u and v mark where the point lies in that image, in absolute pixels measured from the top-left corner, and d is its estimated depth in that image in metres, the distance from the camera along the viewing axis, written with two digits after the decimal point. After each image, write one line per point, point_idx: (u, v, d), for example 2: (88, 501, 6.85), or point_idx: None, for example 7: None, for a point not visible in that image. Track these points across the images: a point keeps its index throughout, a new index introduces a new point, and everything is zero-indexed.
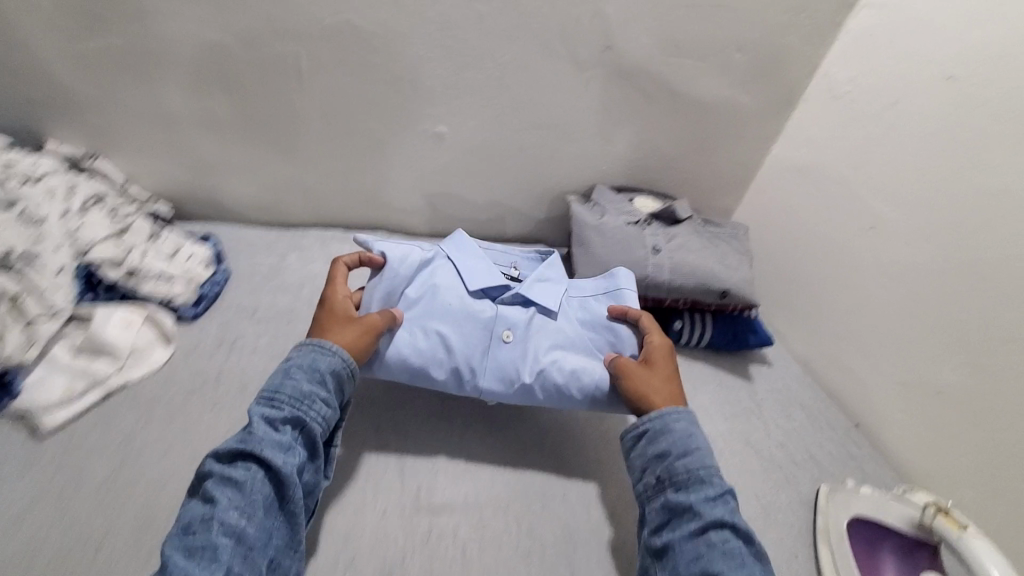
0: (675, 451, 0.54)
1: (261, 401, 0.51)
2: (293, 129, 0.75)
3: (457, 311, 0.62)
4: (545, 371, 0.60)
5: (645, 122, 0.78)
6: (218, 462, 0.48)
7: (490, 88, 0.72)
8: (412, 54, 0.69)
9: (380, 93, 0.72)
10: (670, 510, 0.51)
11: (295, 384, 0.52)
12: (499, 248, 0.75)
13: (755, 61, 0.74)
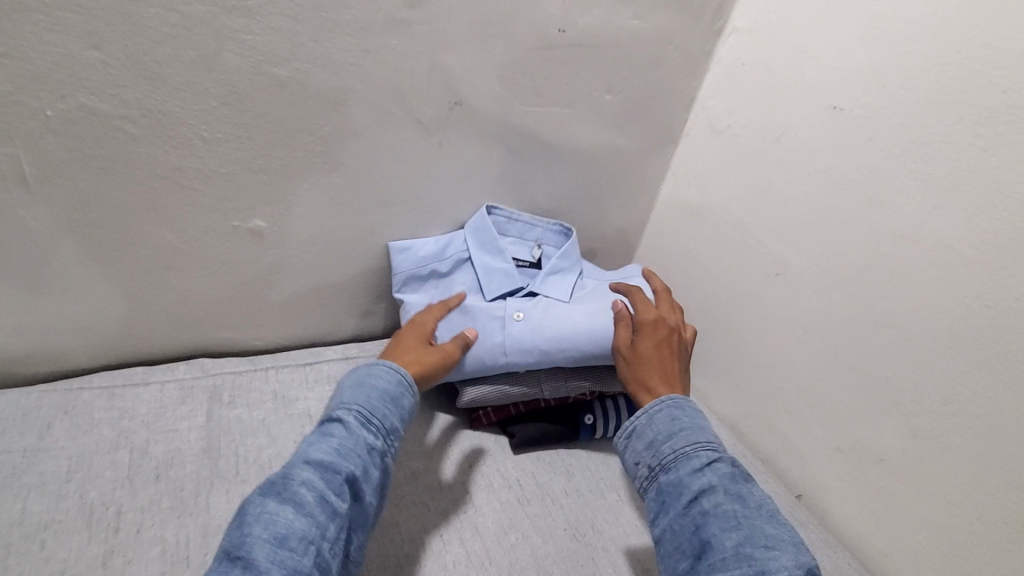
0: (684, 434, 0.47)
1: (353, 415, 0.47)
2: (38, 243, 0.54)
3: (472, 304, 0.66)
4: (562, 334, 0.63)
5: (525, 180, 0.73)
6: (297, 470, 0.42)
7: (319, 159, 0.60)
8: (195, 90, 0.51)
9: (174, 180, 0.55)
10: (665, 495, 0.45)
11: (383, 412, 0.49)
12: (517, 224, 0.75)
13: (626, 102, 0.70)
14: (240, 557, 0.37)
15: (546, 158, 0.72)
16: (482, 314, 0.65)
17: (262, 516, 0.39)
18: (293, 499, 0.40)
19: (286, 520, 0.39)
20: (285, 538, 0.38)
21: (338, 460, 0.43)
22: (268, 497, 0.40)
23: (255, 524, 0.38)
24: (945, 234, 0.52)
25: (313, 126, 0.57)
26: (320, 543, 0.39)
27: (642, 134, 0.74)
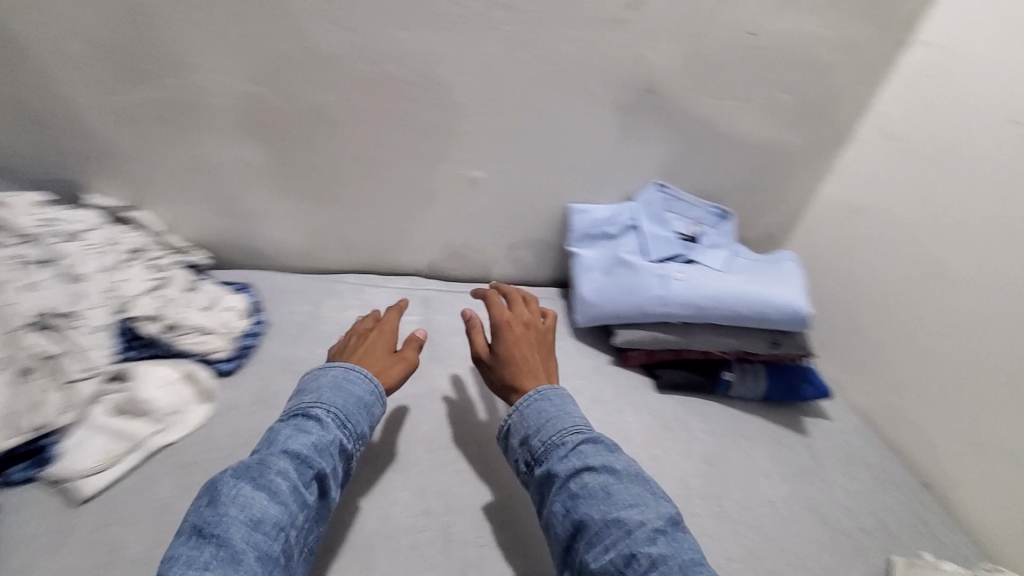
0: (529, 432, 0.55)
1: (330, 416, 0.54)
2: (329, 174, 0.74)
3: (640, 262, 0.78)
4: (718, 298, 0.73)
5: (695, 166, 0.82)
6: (277, 462, 0.48)
7: (533, 129, 0.74)
8: (456, 69, 0.67)
9: (424, 140, 0.73)
10: (545, 481, 0.52)
11: (357, 418, 0.55)
12: (683, 202, 0.83)
13: (802, 103, 0.77)
14: (216, 535, 0.43)
15: (718, 148, 0.81)
16: (647, 270, 0.76)
17: (239, 499, 0.45)
18: (269, 486, 0.46)
19: (260, 506, 0.45)
20: (260, 521, 0.44)
21: (314, 455, 0.50)
22: (243, 483, 0.46)
23: (232, 505, 0.45)
24: None
25: (531, 105, 0.72)
26: (288, 530, 0.46)
27: (816, 131, 0.80)
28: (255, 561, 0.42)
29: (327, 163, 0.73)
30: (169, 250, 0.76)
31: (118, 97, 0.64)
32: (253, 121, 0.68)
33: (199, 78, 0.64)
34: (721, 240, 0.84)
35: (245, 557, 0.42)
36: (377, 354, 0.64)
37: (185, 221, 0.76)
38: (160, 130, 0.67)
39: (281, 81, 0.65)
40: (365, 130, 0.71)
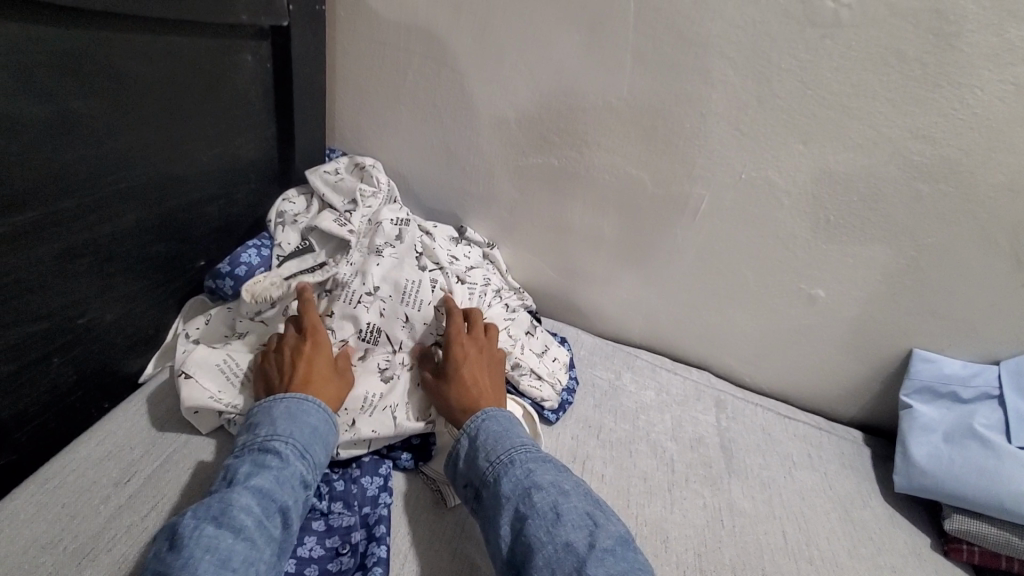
0: (481, 451, 0.59)
1: (287, 449, 0.56)
2: (565, 193, 0.87)
3: (955, 445, 0.76)
4: None
5: (863, 334, 0.84)
6: (240, 499, 0.49)
7: (740, 198, 0.80)
8: (702, 133, 0.77)
9: (645, 171, 0.82)
10: (490, 509, 0.55)
11: (313, 447, 0.58)
12: (966, 371, 0.81)
13: (990, 304, 0.78)
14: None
15: (889, 327, 0.83)
16: (959, 460, 0.75)
17: (204, 540, 0.45)
18: (232, 525, 0.47)
19: (227, 545, 0.46)
20: (228, 559, 0.45)
21: (274, 489, 0.52)
22: (206, 523, 0.47)
23: (198, 548, 0.45)
24: None
25: (748, 166, 0.77)
26: (257, 563, 0.47)
27: (997, 347, 0.80)
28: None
29: (560, 298, 0.97)
30: (396, 299, 0.73)
31: (453, 113, 0.85)
32: (521, 206, 0.90)
33: (481, 142, 0.86)
34: (999, 419, 0.77)
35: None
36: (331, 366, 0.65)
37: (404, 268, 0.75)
38: (456, 198, 0.92)
39: (556, 153, 0.84)
40: (587, 266, 0.92)
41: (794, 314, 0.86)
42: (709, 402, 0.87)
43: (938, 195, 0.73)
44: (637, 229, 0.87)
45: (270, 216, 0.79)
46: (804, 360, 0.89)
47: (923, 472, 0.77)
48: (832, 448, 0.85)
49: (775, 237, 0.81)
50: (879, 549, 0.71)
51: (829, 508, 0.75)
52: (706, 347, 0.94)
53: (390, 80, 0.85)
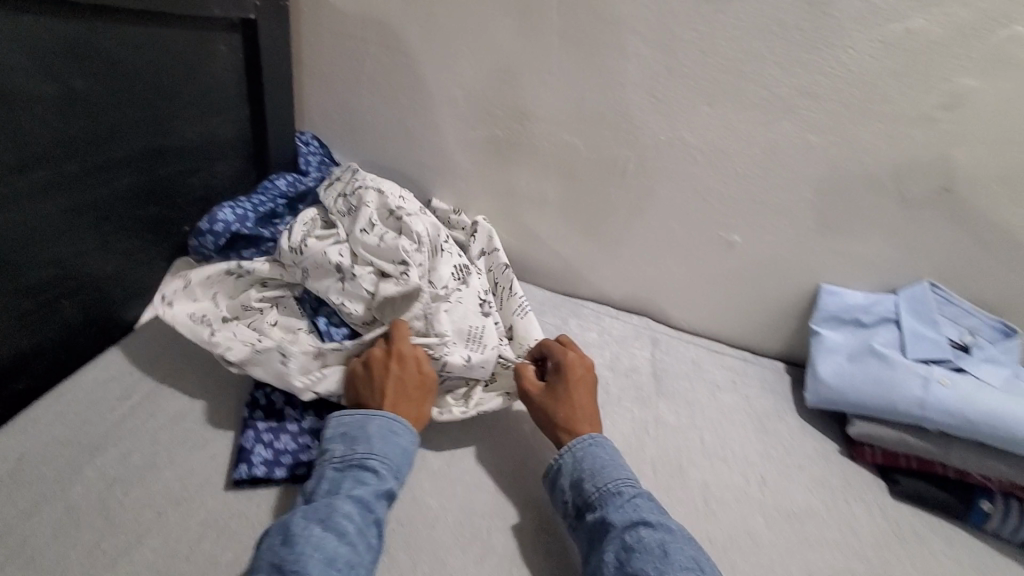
0: (586, 476, 0.67)
1: (380, 468, 0.63)
2: (510, 162, 0.97)
3: (855, 360, 0.87)
4: (957, 395, 0.76)
5: (777, 274, 0.95)
6: (344, 507, 0.57)
7: (661, 158, 0.91)
8: (624, 101, 0.88)
9: (578, 140, 0.93)
10: (592, 528, 0.63)
11: (398, 462, 0.65)
12: (868, 299, 0.91)
13: (882, 241, 0.88)
14: (294, 567, 0.51)
15: (798, 267, 0.94)
16: (856, 372, 0.85)
17: (312, 540, 0.54)
18: (338, 529, 0.55)
19: (335, 548, 0.54)
20: (334, 559, 0.53)
21: (367, 499, 0.60)
22: (313, 523, 0.55)
23: (309, 544, 0.53)
24: None
25: (666, 128, 0.88)
26: (357, 569, 0.54)
27: (894, 279, 0.91)
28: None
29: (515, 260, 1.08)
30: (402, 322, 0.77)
31: (408, 94, 0.96)
32: (475, 176, 1.01)
33: (436, 120, 0.97)
34: (897, 339, 0.87)
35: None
36: (409, 387, 0.70)
37: (383, 252, 0.77)
38: (416, 173, 1.03)
39: (502, 126, 0.95)
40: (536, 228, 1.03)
41: (719, 260, 0.97)
42: (643, 343, 0.99)
43: (827, 145, 0.83)
44: (577, 192, 0.97)
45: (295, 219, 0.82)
46: (729, 303, 1.00)
47: (827, 386, 0.87)
48: (751, 377, 0.97)
49: (696, 191, 0.92)
50: (787, 452, 0.83)
51: (746, 423, 0.86)
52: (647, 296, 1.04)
53: (352, 69, 0.96)
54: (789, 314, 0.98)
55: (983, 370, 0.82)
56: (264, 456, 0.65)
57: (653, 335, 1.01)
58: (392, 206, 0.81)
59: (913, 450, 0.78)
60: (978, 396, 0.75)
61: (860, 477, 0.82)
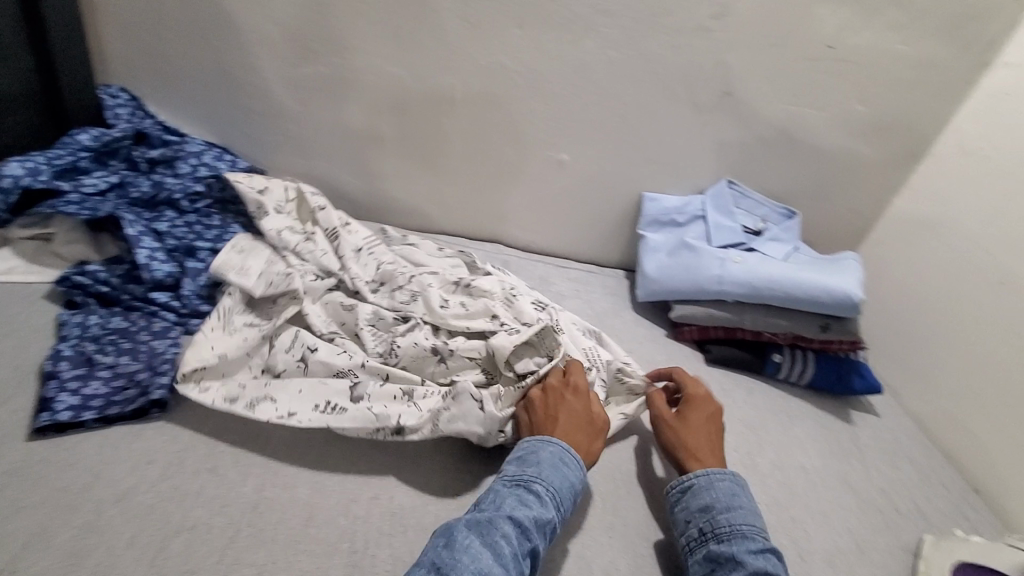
0: (717, 505, 0.58)
1: (547, 495, 0.54)
2: (340, 100, 0.97)
3: (672, 254, 0.98)
4: (746, 269, 0.89)
5: (605, 187, 1.04)
6: (502, 523, 0.49)
7: (484, 83, 0.94)
8: (440, 28, 0.89)
9: (403, 71, 0.94)
10: (711, 560, 0.54)
11: (566, 498, 0.56)
12: (682, 200, 1.02)
13: (685, 146, 0.99)
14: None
15: (623, 178, 1.03)
16: (673, 264, 0.96)
17: (471, 550, 0.47)
18: (496, 547, 0.47)
19: (486, 562, 0.46)
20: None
21: (532, 526, 0.51)
22: (475, 535, 0.48)
23: (461, 554, 0.46)
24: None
25: (484, 53, 0.91)
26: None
27: (700, 181, 1.03)
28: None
29: (365, 203, 1.09)
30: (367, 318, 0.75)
31: (217, 32, 0.91)
32: (306, 118, 0.99)
33: (254, 61, 0.94)
34: (704, 231, 1.00)
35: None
36: (585, 419, 0.63)
37: (390, 284, 0.81)
38: (245, 120, 1.00)
39: (324, 62, 0.93)
40: (380, 168, 1.04)
41: (553, 180, 1.04)
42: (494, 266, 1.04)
43: (627, 59, 0.91)
44: (412, 125, 0.99)
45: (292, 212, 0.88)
46: (569, 219, 1.08)
47: (652, 279, 0.98)
48: (594, 284, 1.06)
49: (522, 115, 0.97)
50: (619, 340, 0.92)
51: (585, 322, 0.95)
52: (495, 224, 1.10)
53: (148, 8, 0.89)
54: (620, 223, 1.08)
55: (767, 249, 0.98)
56: (70, 403, 0.60)
57: (503, 259, 1.07)
58: (415, 275, 0.81)
59: (718, 322, 0.92)
60: (762, 268, 0.89)
61: (682, 352, 0.93)
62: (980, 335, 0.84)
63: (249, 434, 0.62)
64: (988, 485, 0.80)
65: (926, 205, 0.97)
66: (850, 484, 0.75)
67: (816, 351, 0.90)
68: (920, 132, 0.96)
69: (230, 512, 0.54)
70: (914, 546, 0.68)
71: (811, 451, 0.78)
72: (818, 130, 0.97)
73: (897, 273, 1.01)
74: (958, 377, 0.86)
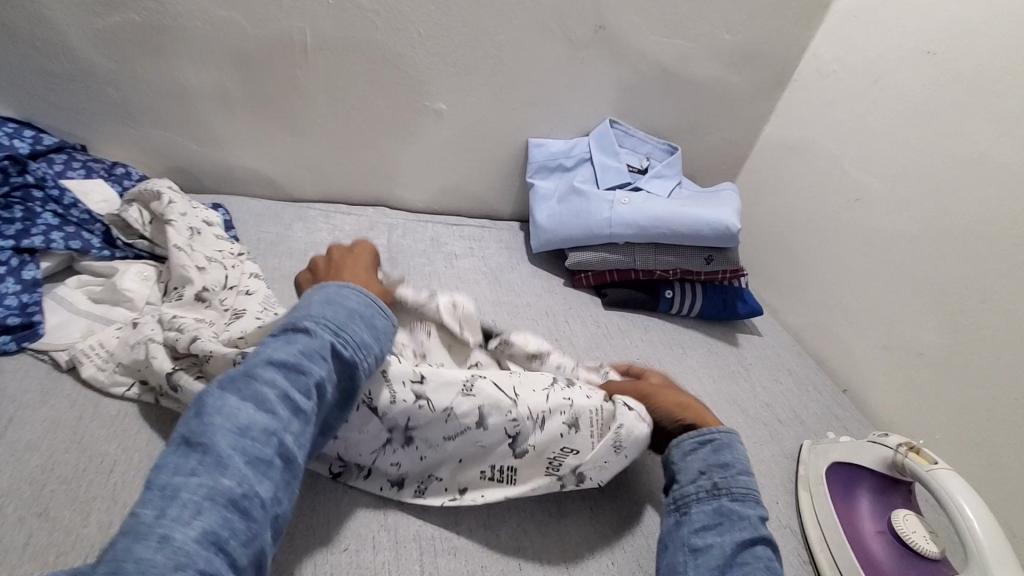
0: (737, 467, 0.55)
1: (319, 328, 0.46)
2: (166, 54, 0.82)
3: (561, 201, 0.96)
4: (633, 209, 0.90)
5: (487, 135, 0.99)
6: (264, 372, 0.42)
7: (338, 28, 0.83)
8: None
9: (238, 16, 0.80)
10: (723, 515, 0.51)
11: (354, 325, 0.49)
12: (567, 143, 1.00)
13: (565, 85, 0.95)
14: (202, 441, 0.38)
15: (505, 125, 0.98)
16: (563, 212, 0.95)
17: (225, 408, 0.40)
18: (258, 396, 0.41)
19: (248, 413, 0.40)
20: (249, 428, 0.39)
21: (303, 357, 0.44)
22: (229, 391, 0.41)
23: (216, 414, 0.39)
24: (886, 155, 0.84)
25: None
26: (281, 436, 0.41)
27: (584, 122, 1.01)
28: (245, 467, 0.38)
29: (222, 174, 0.96)
30: None
31: None
32: (126, 78, 0.83)
33: (42, 9, 0.75)
34: (592, 175, 0.99)
35: (234, 463, 0.38)
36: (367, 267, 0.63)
37: None
38: (44, 84, 0.81)
39: (134, 8, 0.77)
40: (232, 132, 0.91)
41: (430, 131, 0.96)
42: (377, 230, 0.97)
43: None
44: (262, 80, 0.87)
45: (224, 249, 0.75)
46: (453, 173, 1.02)
47: (545, 228, 0.95)
48: (487, 238, 1.03)
49: (387, 61, 0.88)
50: (517, 296, 0.89)
51: (482, 279, 0.91)
52: (375, 184, 1.02)
53: None
54: (508, 172, 1.04)
55: (653, 186, 0.99)
56: None
57: (388, 222, 1.00)
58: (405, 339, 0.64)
59: (613, 266, 0.92)
60: (647, 206, 0.90)
61: (580, 297, 0.93)
62: (840, 248, 0.90)
63: (90, 465, 0.52)
64: (851, 383, 0.89)
65: (790, 130, 1.02)
66: (740, 402, 0.79)
67: (703, 282, 0.94)
68: (781, 58, 1.00)
69: (71, 559, 0.45)
70: (794, 452, 0.73)
71: (703, 377, 0.82)
72: (691, 61, 0.97)
73: (769, 197, 1.06)
74: (824, 290, 0.94)
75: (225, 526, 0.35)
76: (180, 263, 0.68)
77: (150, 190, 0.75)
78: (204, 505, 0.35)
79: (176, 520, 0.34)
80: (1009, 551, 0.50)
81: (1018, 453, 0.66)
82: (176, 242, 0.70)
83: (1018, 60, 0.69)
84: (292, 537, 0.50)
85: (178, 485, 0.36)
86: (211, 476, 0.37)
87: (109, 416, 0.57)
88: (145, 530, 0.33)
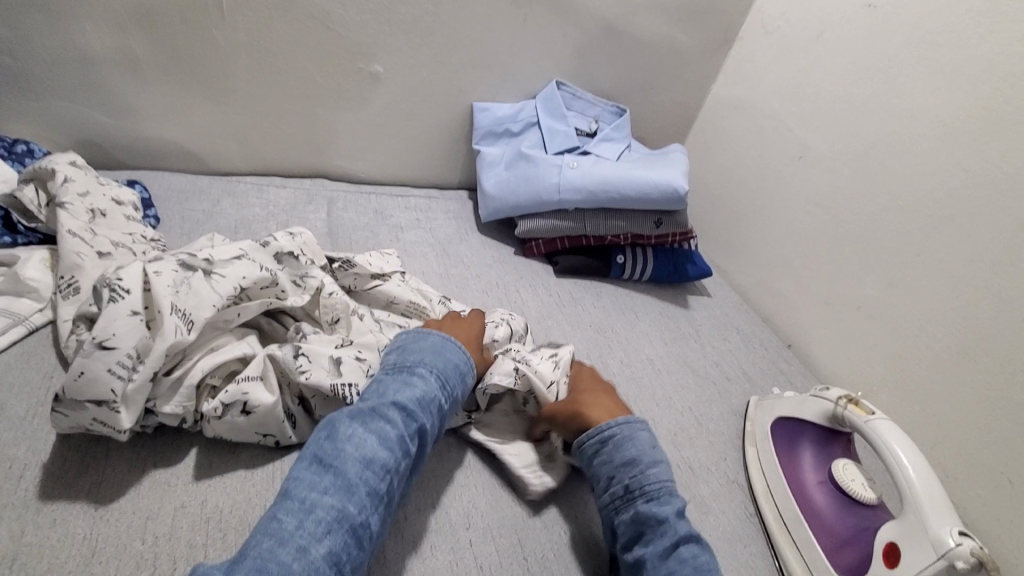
0: (642, 462, 0.53)
1: (432, 375, 0.51)
2: (62, 14, 0.73)
3: (508, 168, 0.94)
4: (581, 174, 0.88)
5: (429, 99, 0.94)
6: (387, 411, 0.46)
7: None
8: None
9: None
10: (639, 522, 0.49)
11: (452, 380, 0.53)
12: (513, 106, 0.97)
13: (509, 44, 0.91)
14: (335, 466, 0.42)
15: (447, 89, 0.93)
16: (510, 179, 0.92)
17: (354, 438, 0.44)
18: (379, 432, 0.45)
19: (373, 449, 0.43)
20: (372, 461, 0.43)
21: (417, 407, 0.48)
22: (358, 423, 0.45)
23: (350, 443, 0.43)
24: (829, 110, 0.84)
25: None
26: (393, 474, 0.44)
27: (530, 83, 0.97)
28: (366, 496, 0.42)
29: (141, 148, 0.88)
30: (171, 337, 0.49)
31: None
32: (19, 43, 0.74)
33: None
34: (539, 139, 0.96)
35: (358, 491, 0.41)
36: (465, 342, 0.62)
37: (187, 302, 0.52)
38: None
39: None
40: (149, 102, 0.83)
41: (368, 96, 0.91)
42: (316, 203, 0.92)
43: None
44: (177, 43, 0.79)
45: (137, 234, 0.70)
46: (396, 142, 0.98)
47: (493, 196, 0.92)
48: (434, 207, 0.99)
49: (316, 20, 0.81)
50: (465, 267, 0.87)
51: (429, 251, 0.88)
52: (311, 154, 0.96)
53: None
54: (452, 137, 1.00)
55: (602, 149, 0.96)
56: None
57: (328, 195, 0.95)
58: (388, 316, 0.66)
59: (562, 232, 0.91)
60: (595, 171, 0.88)
61: (530, 265, 0.92)
62: (785, 207, 0.91)
63: None
64: (795, 339, 0.91)
65: (737, 88, 1.01)
66: (691, 362, 0.80)
67: (653, 246, 0.93)
68: (726, 13, 0.98)
69: None
70: (742, 408, 0.75)
71: (656, 339, 0.82)
72: (636, 18, 0.94)
73: (717, 158, 1.06)
74: (771, 248, 0.95)
75: (344, 550, 0.38)
76: (67, 246, 0.61)
77: (43, 167, 0.68)
78: (332, 526, 0.39)
79: (311, 534, 0.38)
80: (941, 491, 0.52)
81: (948, 397, 0.69)
82: (70, 226, 0.62)
83: (955, 10, 0.69)
84: (225, 536, 0.47)
85: (314, 501, 0.40)
86: (340, 499, 0.40)
87: (16, 418, 0.53)
88: (288, 536, 0.37)
